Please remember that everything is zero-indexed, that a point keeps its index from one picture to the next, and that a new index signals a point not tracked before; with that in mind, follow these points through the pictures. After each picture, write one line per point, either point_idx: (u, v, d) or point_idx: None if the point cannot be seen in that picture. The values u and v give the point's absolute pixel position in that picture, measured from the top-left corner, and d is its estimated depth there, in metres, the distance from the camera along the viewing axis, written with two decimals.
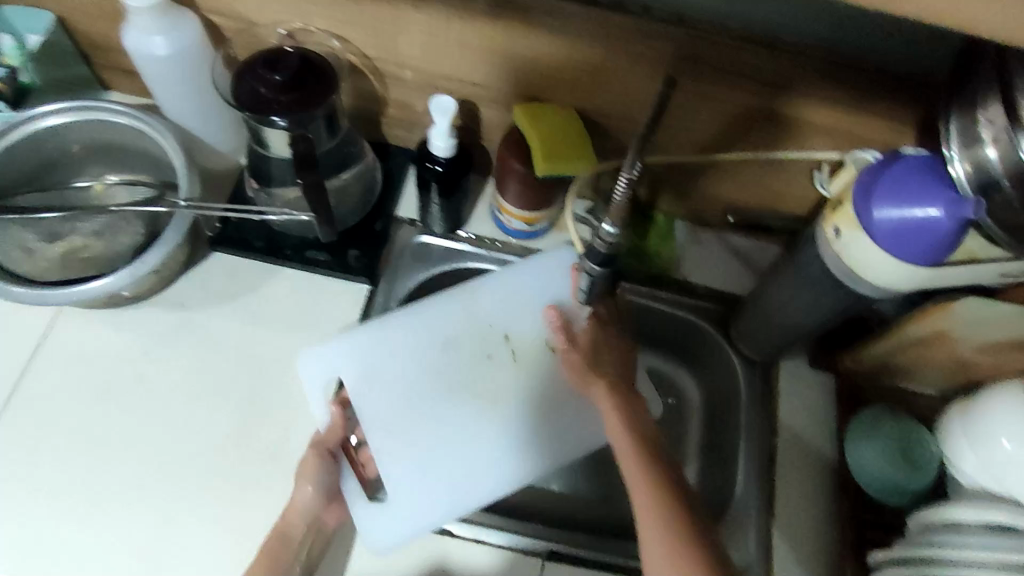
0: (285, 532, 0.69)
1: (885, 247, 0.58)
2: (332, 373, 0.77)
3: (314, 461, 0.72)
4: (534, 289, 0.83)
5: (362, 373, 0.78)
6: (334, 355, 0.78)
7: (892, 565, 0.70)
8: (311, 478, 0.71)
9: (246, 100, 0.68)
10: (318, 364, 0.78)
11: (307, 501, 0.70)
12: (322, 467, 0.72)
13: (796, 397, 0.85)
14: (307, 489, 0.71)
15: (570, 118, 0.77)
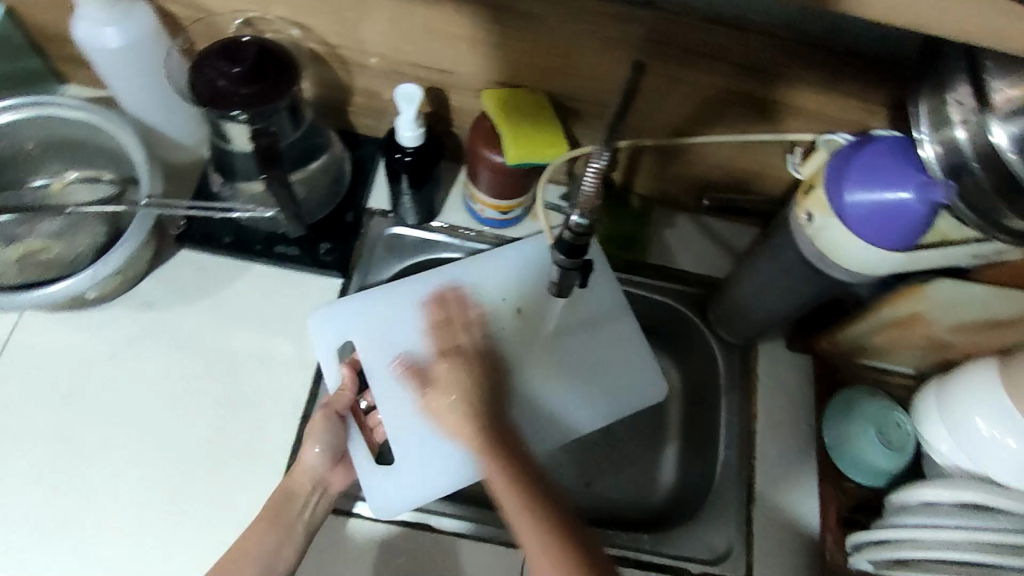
0: (289, 490, 0.69)
1: (858, 230, 0.57)
2: (338, 339, 0.77)
3: (324, 422, 0.72)
4: (526, 269, 0.82)
5: (366, 344, 0.77)
6: (344, 319, 0.78)
7: (872, 545, 0.71)
8: (318, 439, 0.71)
9: (206, 94, 0.66)
10: (321, 332, 0.77)
11: (314, 461, 0.70)
12: (329, 429, 0.72)
13: (774, 379, 0.85)
14: (315, 450, 0.71)
15: (542, 105, 0.76)
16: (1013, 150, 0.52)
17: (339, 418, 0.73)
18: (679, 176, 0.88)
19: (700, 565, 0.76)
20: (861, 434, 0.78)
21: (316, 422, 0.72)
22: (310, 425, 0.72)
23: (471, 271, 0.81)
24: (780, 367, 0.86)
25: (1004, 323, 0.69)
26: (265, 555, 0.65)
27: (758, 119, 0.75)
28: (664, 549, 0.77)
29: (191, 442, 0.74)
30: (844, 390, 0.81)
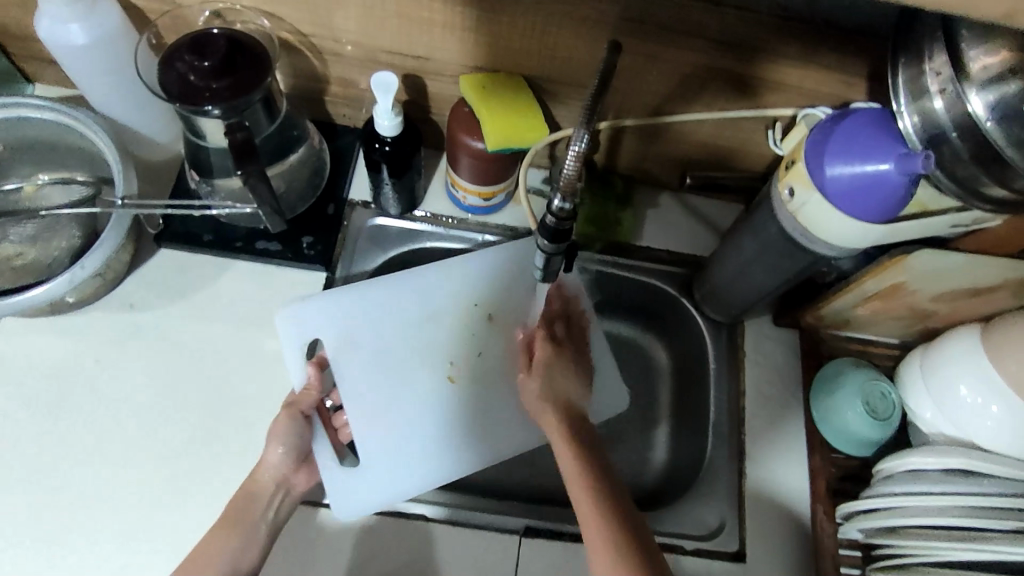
0: (252, 491, 0.68)
1: (838, 204, 0.57)
2: (309, 338, 0.77)
3: (286, 421, 0.71)
4: (497, 274, 0.82)
5: (339, 343, 0.77)
6: (314, 319, 0.77)
7: (861, 514, 0.72)
8: (280, 439, 0.70)
9: (177, 89, 0.64)
10: (292, 330, 0.77)
11: (277, 461, 0.69)
12: (294, 428, 0.71)
13: (762, 355, 0.86)
14: (278, 450, 0.70)
15: (521, 88, 0.75)
16: (989, 118, 0.51)
17: (303, 417, 0.72)
18: (661, 156, 0.87)
19: (694, 541, 0.77)
20: (846, 408, 0.78)
21: (278, 421, 0.71)
22: (273, 424, 0.71)
23: (442, 274, 0.81)
24: (767, 343, 0.86)
25: (986, 289, 0.70)
26: (230, 554, 0.64)
27: (738, 95, 0.75)
28: (659, 527, 0.78)
29: (180, 444, 0.73)
30: (828, 363, 0.82)
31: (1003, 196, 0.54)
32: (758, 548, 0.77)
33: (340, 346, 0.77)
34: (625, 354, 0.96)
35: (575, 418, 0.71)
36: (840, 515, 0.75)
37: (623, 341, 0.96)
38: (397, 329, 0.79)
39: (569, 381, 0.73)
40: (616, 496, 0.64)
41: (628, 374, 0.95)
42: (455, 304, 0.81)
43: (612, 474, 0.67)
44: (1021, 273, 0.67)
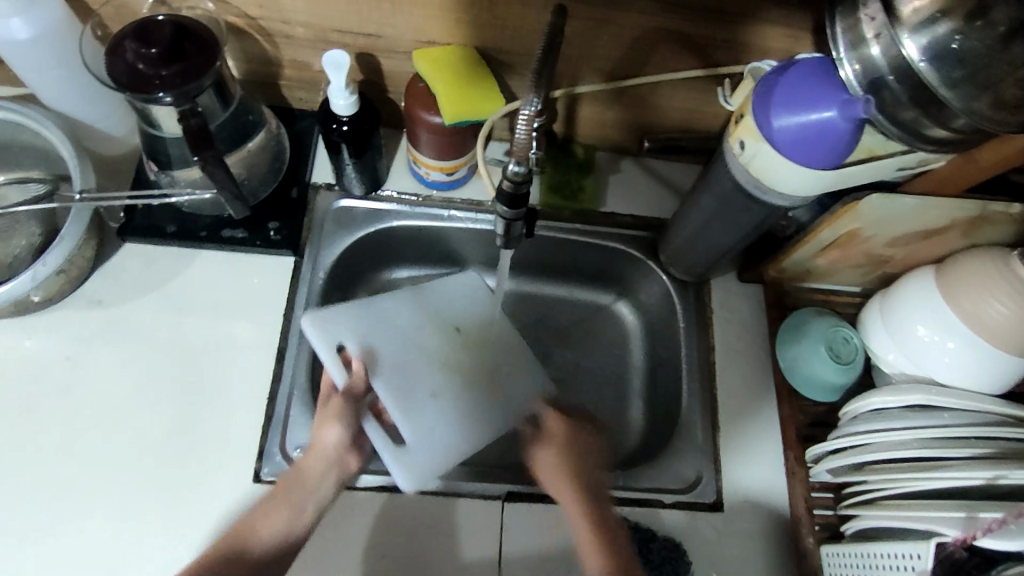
0: (303, 469, 0.69)
1: (788, 153, 0.59)
2: (337, 342, 0.76)
3: (341, 403, 0.72)
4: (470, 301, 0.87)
5: (359, 345, 0.78)
6: (333, 322, 0.77)
7: (830, 456, 0.75)
8: (336, 421, 0.71)
9: (126, 79, 0.63)
10: (323, 334, 0.75)
11: (332, 442, 0.70)
12: (348, 411, 0.72)
13: (729, 312, 0.88)
14: (333, 430, 0.70)
15: (475, 62, 0.76)
16: (922, 60, 0.51)
17: (355, 401, 0.74)
18: (620, 122, 0.88)
19: (673, 494, 0.79)
20: (812, 355, 0.80)
21: (332, 404, 0.72)
22: (327, 407, 0.72)
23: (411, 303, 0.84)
24: (732, 299, 0.89)
25: (937, 231, 0.72)
26: (281, 524, 0.65)
27: (688, 54, 0.76)
28: (639, 484, 0.80)
29: (160, 436, 0.73)
30: (794, 313, 0.84)
31: (944, 135, 0.55)
32: (733, 496, 0.79)
33: (366, 350, 0.78)
34: (594, 319, 0.98)
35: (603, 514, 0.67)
36: (810, 459, 0.78)
37: (592, 305, 0.99)
38: (400, 335, 0.81)
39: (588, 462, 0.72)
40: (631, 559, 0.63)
41: (598, 339, 0.97)
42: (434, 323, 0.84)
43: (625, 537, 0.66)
44: (968, 213, 0.69)
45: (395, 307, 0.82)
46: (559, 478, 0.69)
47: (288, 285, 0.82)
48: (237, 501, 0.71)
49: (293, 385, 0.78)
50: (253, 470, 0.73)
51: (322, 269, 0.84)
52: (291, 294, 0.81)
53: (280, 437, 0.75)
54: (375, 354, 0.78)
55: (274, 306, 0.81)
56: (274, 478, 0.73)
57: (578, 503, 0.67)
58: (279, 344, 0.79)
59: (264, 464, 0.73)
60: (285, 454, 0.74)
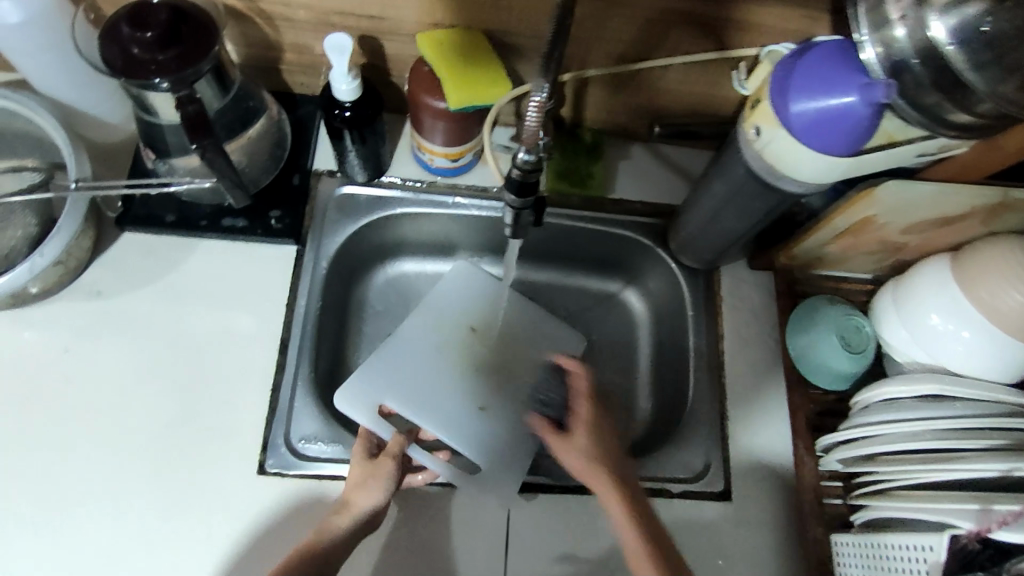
0: (326, 534, 0.65)
1: (805, 140, 0.57)
2: (373, 402, 0.80)
3: (388, 466, 0.69)
4: (472, 292, 0.90)
5: (397, 396, 0.81)
6: (363, 386, 0.81)
7: (842, 446, 0.73)
8: (378, 486, 0.68)
9: (120, 64, 0.61)
10: (354, 400, 0.79)
11: (366, 506, 0.67)
12: (392, 475, 0.69)
13: (737, 300, 0.87)
14: (369, 497, 0.67)
15: (481, 46, 0.73)
16: (951, 43, 0.49)
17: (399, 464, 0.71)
18: (630, 107, 0.86)
19: (682, 484, 0.78)
20: (824, 345, 0.78)
21: (380, 464, 0.69)
22: (369, 469, 0.69)
23: (419, 318, 0.87)
24: (742, 287, 0.88)
25: (955, 218, 0.71)
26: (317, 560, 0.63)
27: (701, 36, 0.74)
28: (647, 473, 0.79)
29: (164, 430, 0.72)
30: (802, 301, 0.83)
31: (967, 120, 0.54)
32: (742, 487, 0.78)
33: (405, 400, 0.82)
34: (602, 308, 0.97)
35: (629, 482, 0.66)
36: (821, 451, 0.77)
37: (599, 292, 0.98)
38: (424, 370, 0.84)
39: (620, 459, 0.68)
40: (672, 551, 0.62)
41: (606, 326, 0.96)
42: (448, 331, 0.87)
43: (659, 522, 0.64)
44: (988, 200, 0.67)
45: (423, 341, 0.86)
46: (603, 483, 0.65)
47: (291, 274, 0.80)
48: (243, 492, 0.71)
49: (297, 375, 0.77)
50: (258, 462, 0.72)
51: (325, 257, 0.82)
52: (294, 283, 0.80)
53: (285, 429, 0.74)
54: (411, 395, 0.82)
55: (277, 296, 0.79)
56: (279, 470, 0.72)
57: (621, 506, 0.63)
58: (283, 335, 0.78)
59: (269, 456, 0.72)
60: (290, 446, 0.73)
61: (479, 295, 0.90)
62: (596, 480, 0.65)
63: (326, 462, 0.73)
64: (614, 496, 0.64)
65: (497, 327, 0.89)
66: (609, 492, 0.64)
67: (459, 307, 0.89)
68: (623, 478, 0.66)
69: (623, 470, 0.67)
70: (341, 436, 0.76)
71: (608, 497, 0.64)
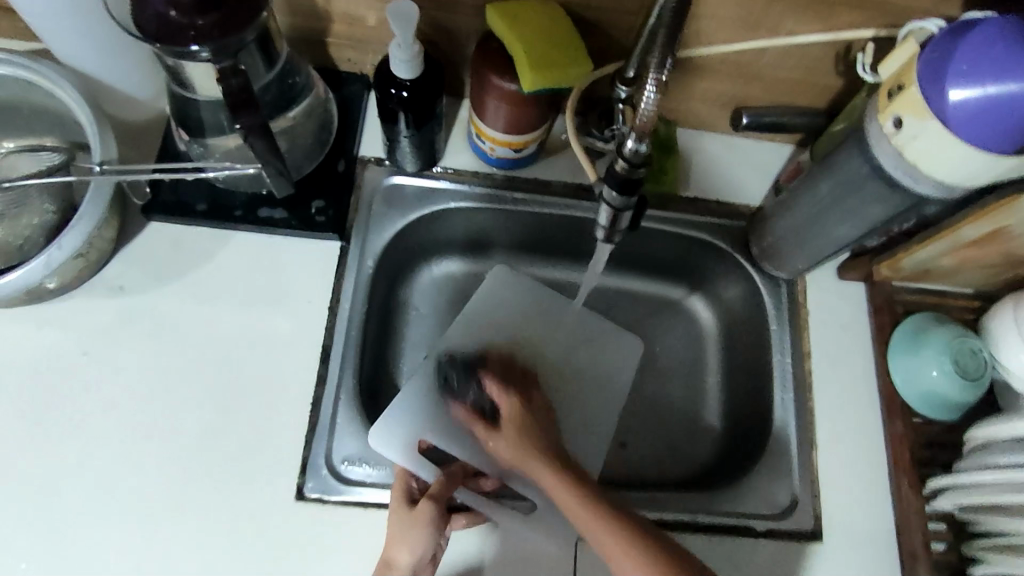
0: None
1: (964, 134, 0.48)
2: (410, 438, 0.70)
3: (428, 513, 0.61)
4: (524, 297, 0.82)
5: (433, 425, 0.72)
6: (395, 419, 0.70)
7: (957, 489, 0.65)
8: (419, 538, 0.60)
9: (154, 29, 0.53)
10: (390, 440, 0.68)
11: (409, 563, 0.59)
12: (434, 523, 0.61)
13: (827, 313, 0.77)
14: (409, 552, 0.59)
15: (559, 20, 0.64)
16: None
17: (442, 512, 0.62)
18: (711, 95, 0.77)
19: (765, 521, 0.69)
20: (933, 372, 0.69)
21: (418, 512, 0.61)
22: (408, 519, 0.61)
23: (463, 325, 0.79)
24: (832, 299, 0.78)
25: None
26: None
27: (809, 13, 0.65)
28: (722, 508, 0.70)
29: (192, 444, 0.65)
30: (909, 319, 0.74)
31: None
32: (836, 526, 0.69)
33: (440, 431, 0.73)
34: (664, 317, 0.88)
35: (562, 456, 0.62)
36: (930, 492, 0.68)
37: (660, 300, 0.89)
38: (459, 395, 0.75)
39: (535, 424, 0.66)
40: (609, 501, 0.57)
41: (665, 340, 0.87)
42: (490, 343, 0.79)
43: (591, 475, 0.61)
44: None
45: (458, 354, 0.78)
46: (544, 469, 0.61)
47: (334, 272, 0.72)
48: (279, 519, 0.63)
49: (340, 385, 0.69)
50: (295, 485, 0.64)
51: (370, 256, 0.74)
52: (337, 282, 0.72)
53: (326, 447, 0.66)
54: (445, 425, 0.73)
55: (317, 297, 0.71)
56: (320, 495, 0.64)
57: (559, 482, 0.59)
58: (324, 341, 0.70)
59: (308, 479, 0.65)
60: (331, 468, 0.66)
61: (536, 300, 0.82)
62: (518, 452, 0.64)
63: (368, 486, 0.66)
64: (535, 460, 0.62)
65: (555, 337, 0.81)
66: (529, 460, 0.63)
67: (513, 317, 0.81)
68: (546, 449, 0.63)
69: (545, 434, 0.65)
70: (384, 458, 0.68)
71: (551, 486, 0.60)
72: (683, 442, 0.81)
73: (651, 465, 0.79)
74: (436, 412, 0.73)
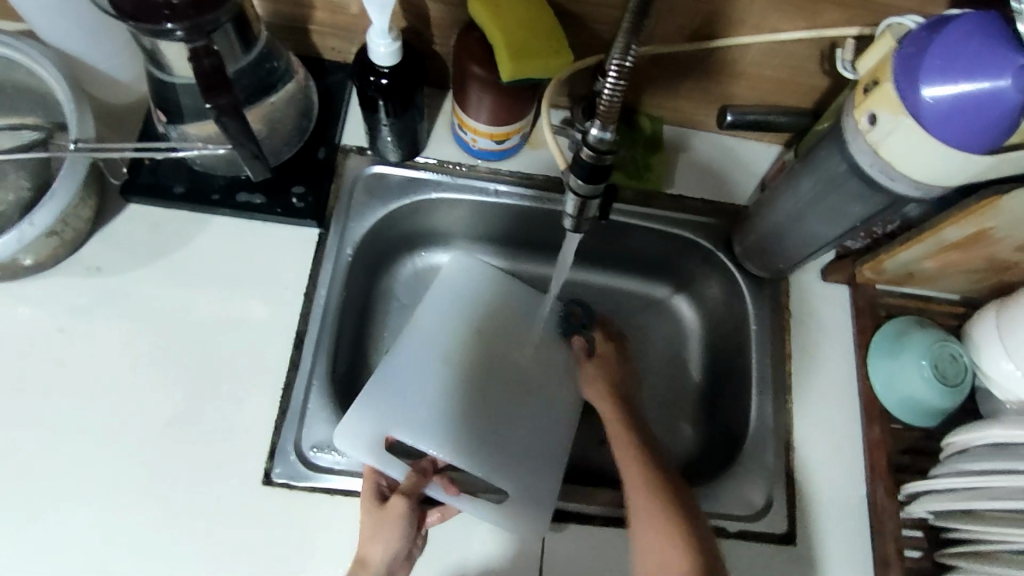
0: None
1: (939, 132, 0.47)
2: (380, 435, 0.68)
3: (400, 506, 0.61)
4: (495, 286, 0.82)
5: (401, 419, 0.71)
6: (366, 417, 0.69)
7: (931, 495, 0.64)
8: (392, 536, 0.59)
9: (130, 7, 0.53)
10: (354, 437, 0.66)
11: (383, 559, 0.58)
12: (405, 520, 0.60)
13: (808, 315, 0.76)
14: (381, 550, 0.58)
15: (541, 9, 0.63)
16: None
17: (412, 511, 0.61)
18: (696, 93, 0.77)
19: (738, 522, 0.68)
20: (913, 377, 0.68)
21: (390, 508, 0.61)
22: (379, 517, 0.60)
23: (441, 310, 0.79)
24: (815, 300, 0.77)
25: None
26: None
27: (792, 10, 0.64)
28: (696, 506, 0.69)
29: (160, 425, 0.64)
30: (892, 321, 0.73)
31: None
32: (809, 529, 0.68)
33: (409, 427, 0.71)
34: (650, 314, 0.87)
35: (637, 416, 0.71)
36: (904, 498, 0.67)
37: (644, 299, 0.88)
38: (420, 385, 0.74)
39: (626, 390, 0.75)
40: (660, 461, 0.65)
41: (646, 339, 0.86)
42: (451, 337, 0.78)
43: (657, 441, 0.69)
44: None
45: (422, 344, 0.77)
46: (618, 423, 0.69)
47: (311, 258, 0.72)
48: (245, 503, 0.63)
49: (312, 372, 0.68)
50: (263, 470, 0.64)
51: (349, 245, 0.74)
52: (314, 269, 0.72)
53: (296, 433, 0.66)
54: (412, 418, 0.71)
55: (293, 283, 0.71)
56: (287, 481, 0.64)
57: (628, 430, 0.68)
58: (299, 328, 0.69)
59: (276, 464, 0.64)
60: (300, 454, 0.65)
61: (514, 292, 0.82)
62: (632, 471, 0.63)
63: (338, 473, 0.65)
64: (649, 502, 0.60)
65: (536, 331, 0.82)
66: (647, 492, 0.61)
67: (496, 310, 0.81)
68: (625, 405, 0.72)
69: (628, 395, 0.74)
70: (353, 447, 0.66)
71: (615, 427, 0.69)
72: (661, 443, 0.80)
73: None
74: (399, 408, 0.71)
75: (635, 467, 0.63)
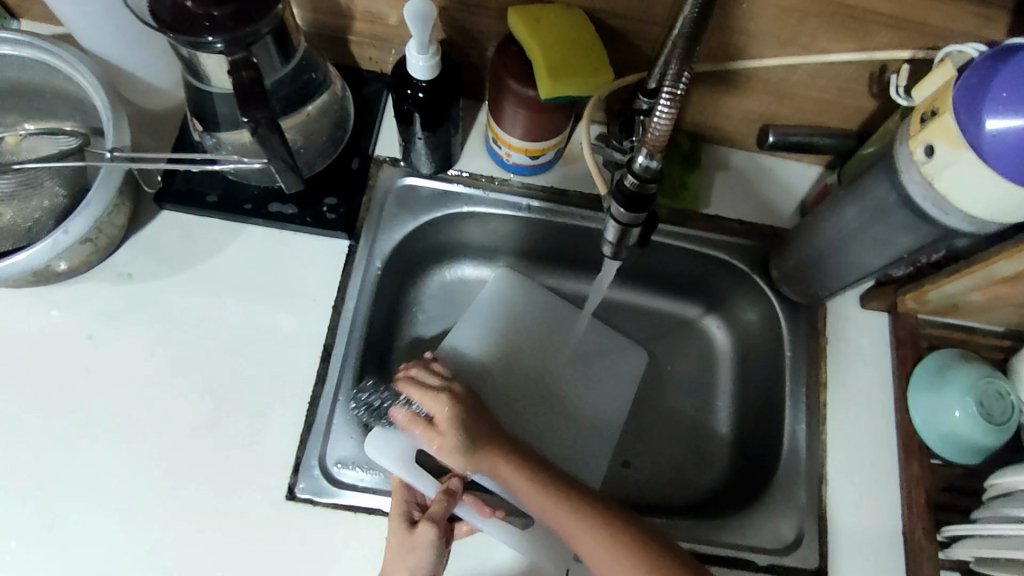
0: None
1: (1000, 168, 0.45)
2: (410, 449, 0.65)
3: (427, 535, 0.59)
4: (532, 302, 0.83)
5: None
6: (395, 428, 0.67)
7: (973, 539, 0.61)
8: (417, 560, 0.58)
9: (169, 18, 0.53)
10: (385, 448, 0.64)
11: None
12: (434, 547, 0.59)
13: (847, 344, 0.74)
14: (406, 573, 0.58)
15: (583, 25, 0.62)
16: None
17: (441, 537, 0.60)
18: (737, 111, 0.75)
19: (768, 556, 0.66)
20: (955, 412, 0.66)
21: (418, 535, 0.59)
22: (405, 542, 0.59)
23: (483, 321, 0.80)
24: (853, 329, 0.75)
25: None
26: None
27: (843, 31, 0.62)
28: (726, 537, 0.67)
29: (186, 434, 0.64)
30: (936, 353, 0.70)
31: None
32: (843, 567, 0.66)
33: None
34: (678, 334, 0.86)
35: (533, 461, 0.64)
36: (943, 539, 0.65)
37: (673, 318, 0.86)
38: None
39: (497, 433, 0.65)
40: (587, 498, 0.61)
41: (674, 360, 0.85)
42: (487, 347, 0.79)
43: (573, 480, 0.63)
44: None
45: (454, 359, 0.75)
46: (524, 481, 0.62)
47: (341, 270, 0.71)
48: (267, 519, 0.62)
49: (339, 387, 0.68)
50: (287, 485, 0.63)
51: (379, 257, 0.73)
52: (344, 281, 0.71)
53: (321, 447, 0.65)
54: None
55: (322, 295, 0.70)
56: (310, 496, 0.63)
57: (522, 474, 0.62)
58: (327, 340, 0.69)
59: (300, 479, 0.64)
60: (324, 469, 0.65)
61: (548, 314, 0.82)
62: (604, 561, 0.57)
63: (361, 490, 0.64)
64: (614, 559, 0.57)
65: (566, 347, 0.82)
66: (607, 560, 0.57)
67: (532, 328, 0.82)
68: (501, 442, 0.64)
69: (497, 426, 0.66)
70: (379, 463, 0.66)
71: (516, 483, 0.62)
72: (688, 470, 0.78)
73: (652, 490, 0.77)
74: None
75: (580, 529, 0.59)
